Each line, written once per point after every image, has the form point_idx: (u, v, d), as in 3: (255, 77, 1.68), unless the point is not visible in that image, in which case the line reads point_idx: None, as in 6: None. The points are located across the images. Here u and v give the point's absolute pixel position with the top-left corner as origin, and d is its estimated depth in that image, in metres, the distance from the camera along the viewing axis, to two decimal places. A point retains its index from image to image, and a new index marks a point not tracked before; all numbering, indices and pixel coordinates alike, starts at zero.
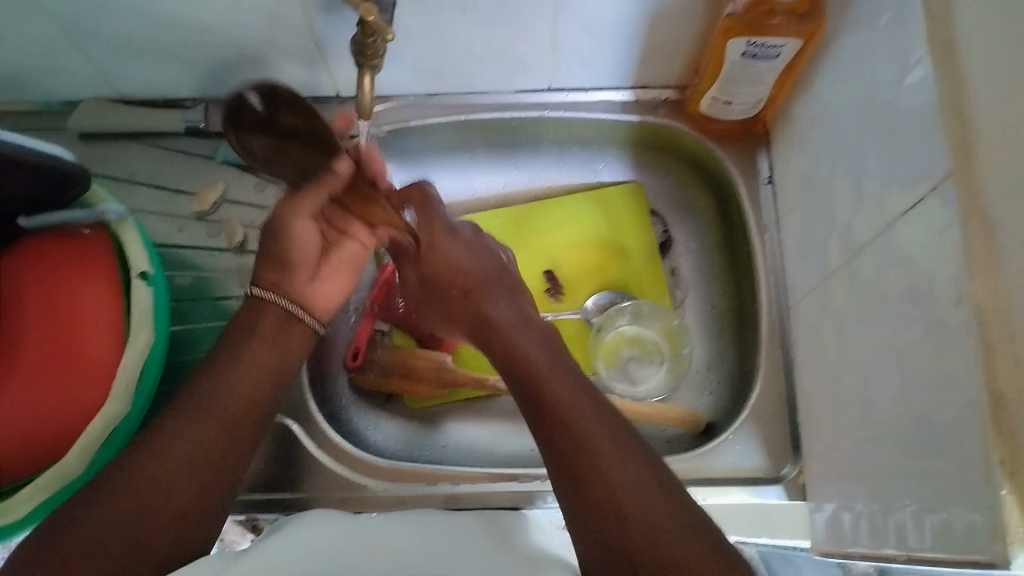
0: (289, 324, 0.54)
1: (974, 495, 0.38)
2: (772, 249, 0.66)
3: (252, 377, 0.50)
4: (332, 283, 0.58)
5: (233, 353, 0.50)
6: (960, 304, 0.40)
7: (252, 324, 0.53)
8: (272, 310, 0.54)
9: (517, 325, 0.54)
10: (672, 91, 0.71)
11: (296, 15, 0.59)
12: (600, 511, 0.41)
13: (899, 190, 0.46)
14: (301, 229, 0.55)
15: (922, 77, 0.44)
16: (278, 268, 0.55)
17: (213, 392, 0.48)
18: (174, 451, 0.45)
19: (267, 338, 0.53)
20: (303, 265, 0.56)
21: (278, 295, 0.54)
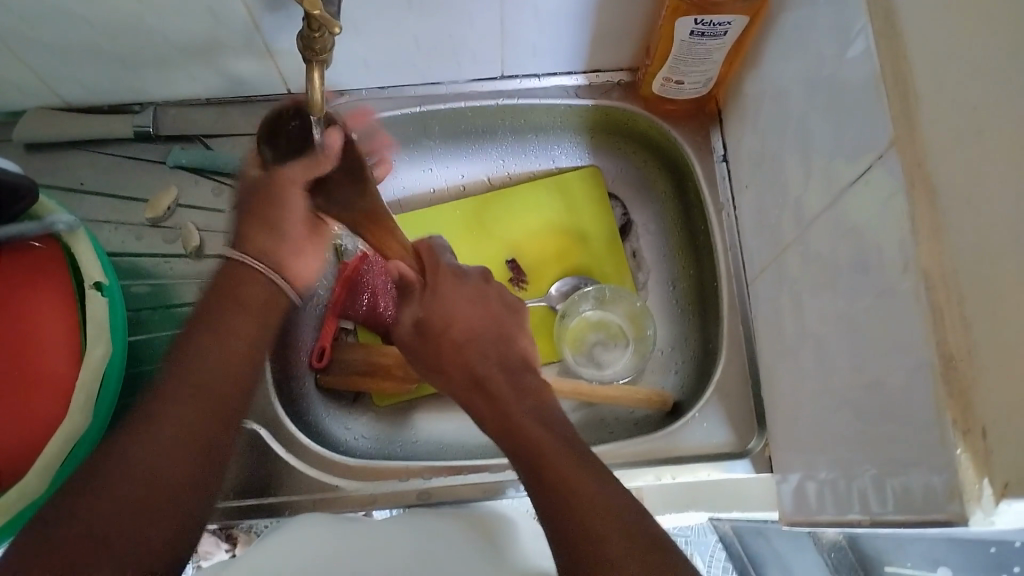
0: (273, 296, 0.55)
1: (932, 457, 0.37)
2: (729, 226, 0.66)
3: (236, 348, 0.50)
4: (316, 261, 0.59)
5: (216, 326, 0.51)
6: (910, 271, 0.38)
7: (238, 291, 0.53)
8: (256, 280, 0.54)
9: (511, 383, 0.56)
10: (625, 73, 0.71)
11: (238, 15, 0.58)
12: (584, 537, 0.43)
13: (846, 160, 0.46)
14: (296, 201, 0.55)
15: (862, 48, 0.43)
16: (268, 235, 0.55)
17: (202, 367, 0.48)
18: (168, 432, 0.44)
19: (254, 309, 0.53)
20: (291, 236, 0.57)
21: (262, 263, 0.55)
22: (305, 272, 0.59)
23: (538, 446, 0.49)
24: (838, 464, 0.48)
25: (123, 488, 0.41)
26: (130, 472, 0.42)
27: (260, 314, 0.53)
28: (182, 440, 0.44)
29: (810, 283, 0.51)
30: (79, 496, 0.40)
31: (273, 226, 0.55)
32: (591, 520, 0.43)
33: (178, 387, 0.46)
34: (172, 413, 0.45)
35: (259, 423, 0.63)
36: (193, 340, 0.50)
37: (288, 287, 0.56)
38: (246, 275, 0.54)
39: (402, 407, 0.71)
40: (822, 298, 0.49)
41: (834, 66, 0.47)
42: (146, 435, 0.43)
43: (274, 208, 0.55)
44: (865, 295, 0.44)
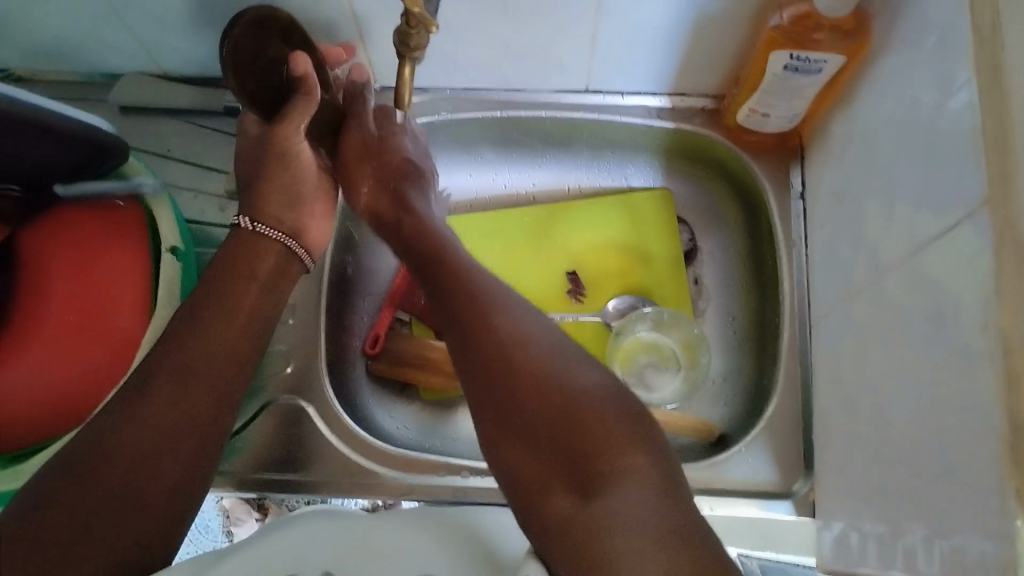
0: (288, 263, 0.56)
1: (990, 524, 0.36)
2: (798, 263, 0.65)
3: (245, 323, 0.50)
4: (322, 220, 0.61)
5: (220, 300, 0.50)
6: (987, 330, 0.37)
7: (251, 266, 0.53)
8: (271, 254, 0.55)
9: (535, 338, 0.45)
10: (709, 100, 0.71)
11: (340, 5, 0.59)
12: (567, 456, 0.40)
13: (932, 213, 0.45)
14: (305, 151, 0.56)
15: (964, 102, 0.42)
16: (283, 199, 0.57)
17: (202, 332, 0.48)
18: (165, 407, 0.44)
19: (263, 282, 0.53)
20: (307, 191, 0.59)
21: (278, 233, 0.56)
22: (318, 234, 0.61)
23: (562, 413, 0.41)
24: (887, 517, 0.47)
25: (115, 470, 0.41)
26: (127, 454, 0.41)
27: (266, 286, 0.53)
28: (175, 421, 0.44)
29: (878, 331, 0.50)
30: (71, 475, 0.40)
31: (287, 190, 0.58)
32: (586, 434, 0.40)
33: (176, 361, 0.46)
34: (164, 394, 0.44)
35: (306, 400, 0.65)
36: (195, 307, 0.49)
37: (302, 253, 0.58)
38: (260, 248, 0.54)
39: (447, 404, 0.72)
40: (889, 349, 0.48)
41: (931, 116, 0.46)
42: (135, 426, 0.42)
43: (288, 166, 0.56)
44: (935, 351, 0.43)
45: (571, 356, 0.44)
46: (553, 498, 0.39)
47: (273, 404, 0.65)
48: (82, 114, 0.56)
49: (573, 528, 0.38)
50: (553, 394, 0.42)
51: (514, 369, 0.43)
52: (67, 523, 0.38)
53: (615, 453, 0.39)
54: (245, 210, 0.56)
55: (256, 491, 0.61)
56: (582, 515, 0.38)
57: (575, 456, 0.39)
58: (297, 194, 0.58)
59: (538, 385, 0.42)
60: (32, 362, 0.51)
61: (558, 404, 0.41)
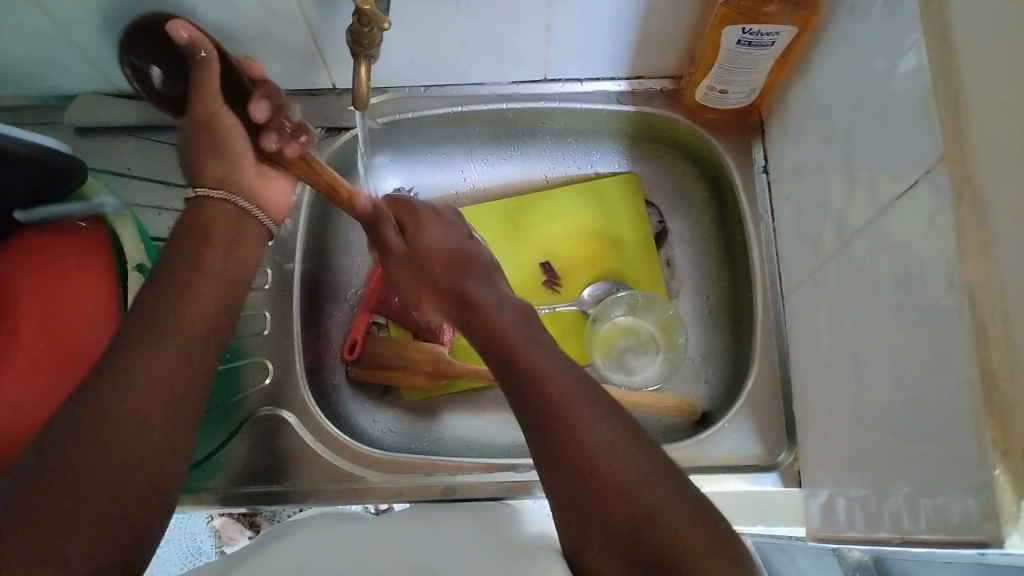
0: (242, 223, 0.53)
1: (969, 478, 0.37)
2: (766, 237, 0.66)
3: (212, 291, 0.48)
4: (279, 177, 0.56)
5: (185, 270, 0.48)
6: (954, 286, 0.38)
7: (206, 226, 0.51)
8: (223, 212, 0.52)
9: (589, 413, 0.45)
10: (667, 81, 0.71)
11: (290, 9, 0.59)
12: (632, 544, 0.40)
13: (892, 175, 0.45)
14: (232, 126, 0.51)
15: (914, 63, 0.43)
16: (221, 161, 0.52)
17: (173, 301, 0.46)
18: (143, 377, 0.42)
19: (220, 246, 0.51)
20: (244, 156, 0.53)
21: (225, 192, 0.52)
22: (278, 196, 0.56)
23: (632, 501, 0.41)
24: (870, 480, 0.47)
25: (97, 445, 0.39)
26: (109, 429, 0.40)
27: (229, 248, 0.51)
28: (153, 392, 0.42)
29: (849, 296, 0.51)
30: (49, 451, 0.38)
31: (220, 152, 0.51)
32: (654, 524, 0.40)
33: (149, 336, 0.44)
34: (142, 364, 0.42)
35: (287, 409, 0.65)
36: (162, 280, 0.47)
37: (257, 212, 0.54)
38: (215, 210, 0.51)
39: (430, 405, 0.72)
40: (861, 313, 0.49)
41: (884, 80, 0.47)
42: (110, 395, 0.41)
43: (219, 134, 0.51)
44: (905, 313, 0.43)
45: (641, 444, 0.44)
46: None
47: (255, 416, 0.64)
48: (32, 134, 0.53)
49: None
50: (622, 486, 0.42)
51: (574, 451, 0.43)
52: (55, 501, 0.37)
53: (688, 550, 0.39)
54: (191, 176, 0.53)
55: (242, 504, 0.61)
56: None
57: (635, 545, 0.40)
58: (230, 152, 0.52)
59: (602, 470, 0.42)
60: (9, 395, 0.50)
61: (624, 497, 0.41)
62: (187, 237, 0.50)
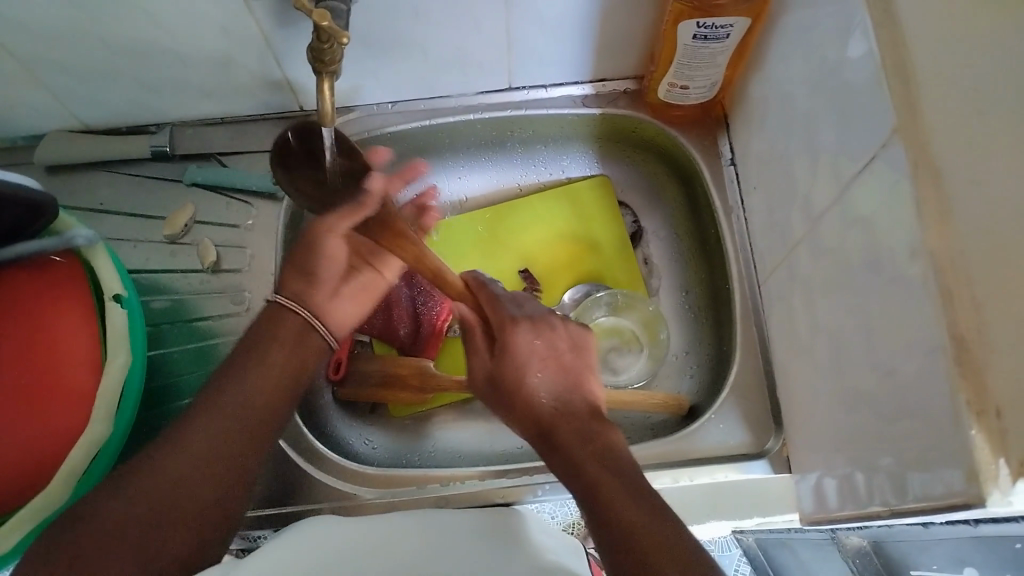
0: (307, 335, 0.55)
1: (950, 441, 0.37)
2: (738, 228, 0.67)
3: (279, 376, 0.52)
4: (353, 303, 0.60)
5: (251, 356, 0.52)
6: (918, 255, 0.38)
7: (272, 330, 0.54)
8: (289, 319, 0.55)
9: (626, 492, 0.44)
10: (631, 81, 0.72)
11: (250, 33, 0.60)
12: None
13: (851, 153, 0.46)
14: (335, 247, 0.57)
15: (864, 42, 0.43)
16: (304, 280, 0.57)
17: (240, 383, 0.50)
18: (201, 437, 0.47)
19: (288, 343, 0.54)
20: (327, 279, 0.58)
21: (299, 307, 0.55)
22: (340, 316, 0.58)
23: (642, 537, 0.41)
24: (856, 457, 0.48)
25: (138, 506, 0.43)
26: (158, 488, 0.44)
27: (294, 346, 0.54)
28: (209, 455, 0.47)
29: (820, 278, 0.51)
30: (104, 501, 0.43)
31: (308, 270, 0.57)
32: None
33: (212, 412, 0.48)
34: (199, 431, 0.47)
35: None
36: (229, 368, 0.51)
37: (324, 330, 0.56)
38: (282, 316, 0.55)
39: (419, 418, 0.72)
40: (834, 295, 0.49)
41: (836, 61, 0.47)
42: (171, 458, 0.45)
43: (316, 255, 0.57)
44: (875, 289, 0.44)
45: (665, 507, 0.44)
46: None
47: None
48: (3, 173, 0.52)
49: None
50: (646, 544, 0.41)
51: (599, 515, 0.44)
52: (89, 545, 0.41)
53: None
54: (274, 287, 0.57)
55: (231, 531, 0.60)
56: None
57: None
58: (319, 276, 0.57)
59: (628, 531, 0.42)
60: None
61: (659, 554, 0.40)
62: (262, 329, 0.54)
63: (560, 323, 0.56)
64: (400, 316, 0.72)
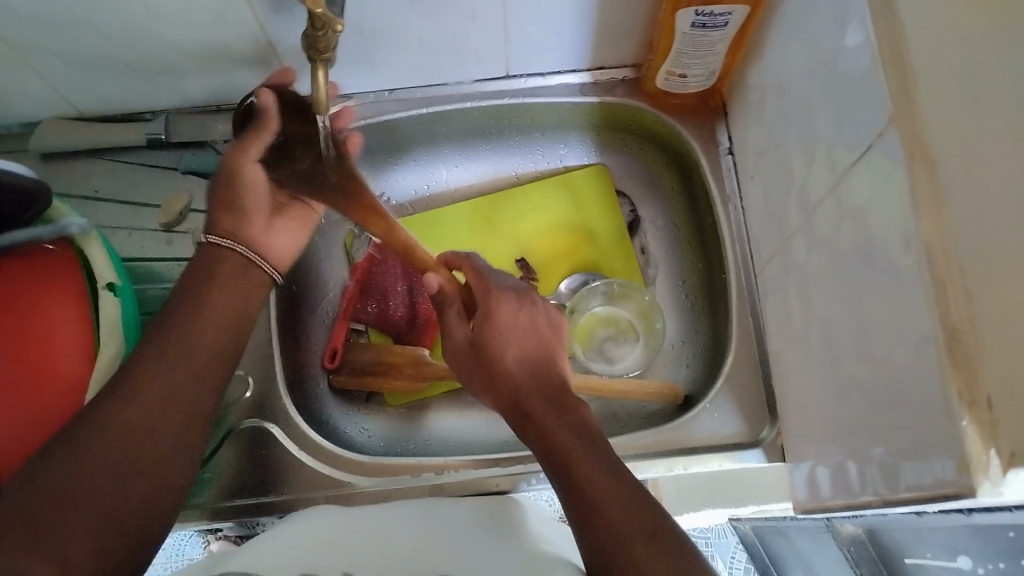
0: (248, 270, 0.57)
1: (942, 431, 0.37)
2: (735, 217, 0.66)
3: (225, 315, 0.54)
4: (286, 235, 0.62)
5: (196, 296, 0.53)
6: (912, 245, 0.38)
7: (207, 268, 0.55)
8: (229, 256, 0.56)
9: (602, 467, 0.45)
10: (628, 70, 0.72)
11: (245, 19, 0.59)
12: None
13: (847, 143, 0.46)
14: (255, 174, 0.58)
15: (862, 30, 0.43)
16: (233, 214, 0.58)
17: (187, 332, 0.51)
18: (155, 386, 0.47)
19: (225, 279, 0.55)
20: (256, 212, 0.59)
21: (232, 241, 0.57)
22: (278, 245, 0.61)
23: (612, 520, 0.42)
24: (849, 446, 0.48)
25: (95, 455, 0.43)
26: (111, 437, 0.44)
27: (233, 285, 0.55)
28: (161, 398, 0.47)
29: (815, 268, 0.51)
30: (56, 452, 0.42)
31: (236, 205, 0.58)
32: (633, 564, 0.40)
33: (165, 353, 0.49)
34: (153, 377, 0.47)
35: (270, 421, 0.64)
36: (175, 315, 0.51)
37: (259, 261, 0.58)
38: (221, 255, 0.56)
39: (415, 407, 0.72)
40: (829, 285, 0.49)
41: (834, 51, 0.47)
42: (120, 406, 0.45)
43: (238, 186, 0.58)
44: (870, 280, 0.44)
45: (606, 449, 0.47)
46: None
47: (238, 428, 0.64)
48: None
49: None
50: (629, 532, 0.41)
51: (572, 492, 0.45)
52: (51, 492, 0.40)
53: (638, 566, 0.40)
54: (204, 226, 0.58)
55: (231, 518, 0.61)
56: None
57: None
58: (246, 207, 0.59)
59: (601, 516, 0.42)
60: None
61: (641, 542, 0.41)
62: (194, 271, 0.55)
63: (541, 299, 0.57)
64: (395, 305, 0.72)
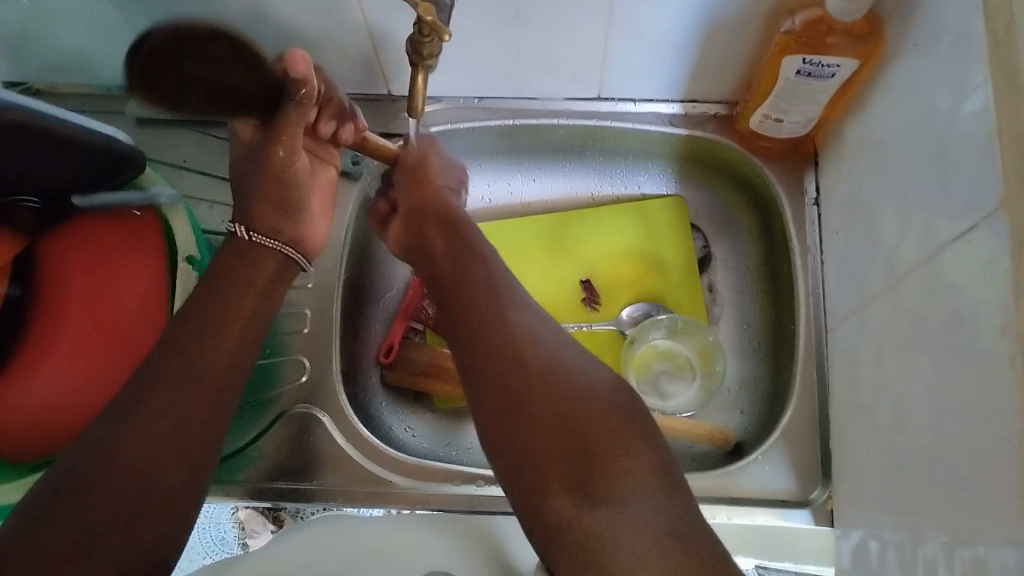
0: (288, 266, 0.59)
1: (1013, 530, 0.36)
2: (813, 270, 0.65)
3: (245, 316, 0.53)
4: (325, 220, 0.64)
5: (215, 302, 0.53)
6: (1006, 334, 0.37)
7: (248, 273, 0.55)
8: (270, 255, 0.57)
9: (540, 347, 0.50)
10: (721, 106, 0.71)
11: (353, 14, 0.60)
12: (568, 450, 0.46)
13: (947, 216, 0.44)
14: (295, 163, 0.56)
15: (980, 104, 0.42)
16: (278, 212, 0.59)
17: (199, 335, 0.50)
18: (163, 394, 0.47)
19: (261, 285, 0.56)
20: (302, 208, 0.60)
21: (276, 242, 0.58)
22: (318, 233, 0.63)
23: (582, 429, 0.46)
24: (907, 524, 0.46)
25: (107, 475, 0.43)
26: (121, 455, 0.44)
27: (264, 291, 0.56)
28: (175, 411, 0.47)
29: (895, 338, 0.50)
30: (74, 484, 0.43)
31: (278, 200, 0.58)
32: (597, 466, 0.45)
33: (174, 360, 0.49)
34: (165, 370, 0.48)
35: (321, 408, 0.65)
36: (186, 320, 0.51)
37: (300, 258, 0.60)
38: (262, 253, 0.57)
39: (459, 413, 0.72)
40: (907, 357, 0.48)
41: (946, 120, 0.46)
42: (129, 431, 0.45)
43: (280, 181, 0.57)
44: (954, 361, 0.42)
45: (567, 362, 0.49)
46: (552, 497, 0.45)
47: (288, 412, 0.65)
48: (93, 122, 0.55)
49: (575, 530, 0.43)
50: (535, 376, 0.48)
51: (506, 380, 0.48)
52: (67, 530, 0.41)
53: (621, 501, 0.43)
54: (237, 216, 0.58)
55: (270, 499, 0.61)
56: (579, 516, 0.43)
57: (569, 449, 0.46)
58: (287, 204, 0.59)
59: (562, 419, 0.46)
60: (47, 373, 0.51)
61: (537, 373, 0.48)
62: (228, 278, 0.54)
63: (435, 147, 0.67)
64: None
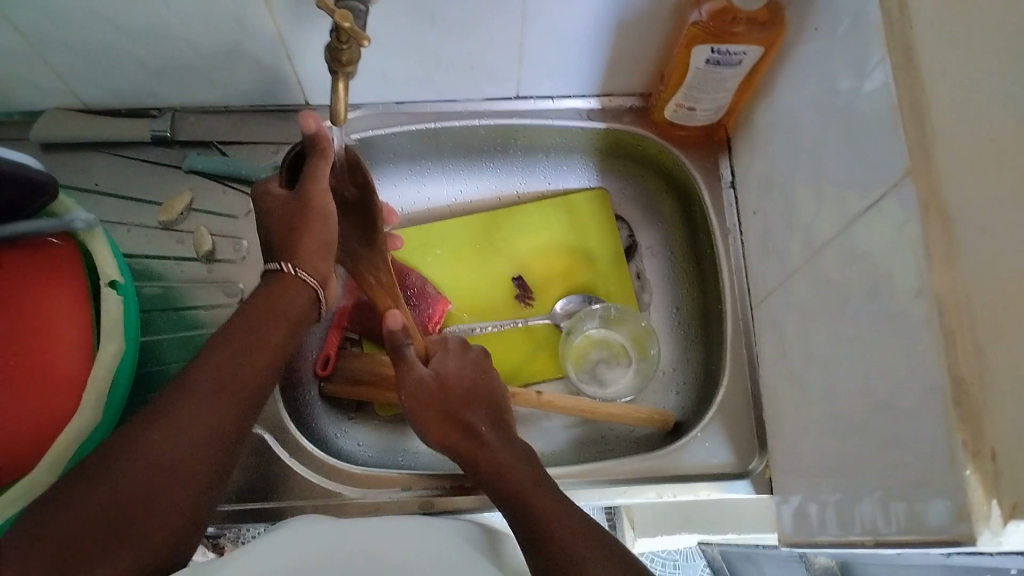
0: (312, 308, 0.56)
1: (943, 479, 0.38)
2: (735, 250, 0.68)
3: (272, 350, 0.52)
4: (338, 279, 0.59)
5: (250, 326, 0.51)
6: (922, 295, 0.39)
7: (279, 300, 0.53)
8: (296, 290, 0.54)
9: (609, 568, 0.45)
10: (636, 98, 0.73)
11: (265, 25, 0.59)
12: None
13: (857, 189, 0.47)
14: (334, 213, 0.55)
15: (880, 82, 0.44)
16: (319, 252, 0.55)
17: (229, 363, 0.49)
18: (195, 413, 0.45)
19: (287, 318, 0.53)
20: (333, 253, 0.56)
21: (313, 279, 0.55)
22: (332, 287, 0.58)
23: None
24: (843, 485, 0.48)
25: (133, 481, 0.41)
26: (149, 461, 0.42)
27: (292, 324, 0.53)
28: (202, 432, 0.45)
29: (817, 309, 0.52)
30: (104, 472, 0.41)
31: (324, 243, 0.55)
32: None
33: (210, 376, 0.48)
34: (194, 409, 0.46)
35: (266, 429, 0.64)
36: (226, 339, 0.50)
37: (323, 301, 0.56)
38: (291, 284, 0.54)
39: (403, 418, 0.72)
40: (831, 326, 0.50)
41: (849, 99, 0.48)
42: (164, 433, 0.44)
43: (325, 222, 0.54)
44: (875, 323, 0.45)
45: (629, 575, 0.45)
46: None
47: None
48: None
49: None
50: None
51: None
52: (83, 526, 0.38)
53: None
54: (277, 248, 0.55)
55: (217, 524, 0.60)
56: None
57: None
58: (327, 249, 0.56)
59: None
60: None
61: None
62: (258, 302, 0.53)
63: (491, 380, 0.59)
64: None
